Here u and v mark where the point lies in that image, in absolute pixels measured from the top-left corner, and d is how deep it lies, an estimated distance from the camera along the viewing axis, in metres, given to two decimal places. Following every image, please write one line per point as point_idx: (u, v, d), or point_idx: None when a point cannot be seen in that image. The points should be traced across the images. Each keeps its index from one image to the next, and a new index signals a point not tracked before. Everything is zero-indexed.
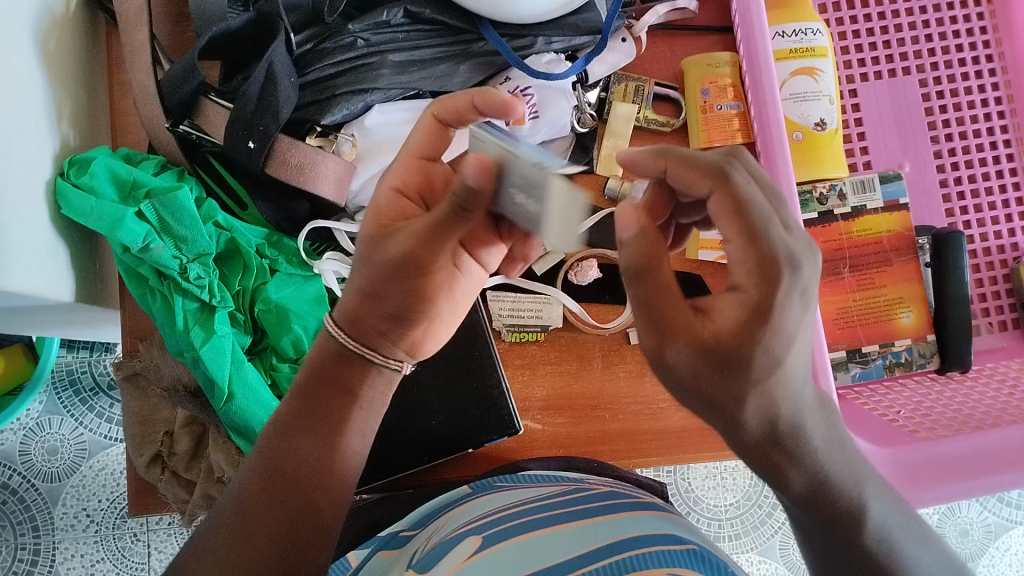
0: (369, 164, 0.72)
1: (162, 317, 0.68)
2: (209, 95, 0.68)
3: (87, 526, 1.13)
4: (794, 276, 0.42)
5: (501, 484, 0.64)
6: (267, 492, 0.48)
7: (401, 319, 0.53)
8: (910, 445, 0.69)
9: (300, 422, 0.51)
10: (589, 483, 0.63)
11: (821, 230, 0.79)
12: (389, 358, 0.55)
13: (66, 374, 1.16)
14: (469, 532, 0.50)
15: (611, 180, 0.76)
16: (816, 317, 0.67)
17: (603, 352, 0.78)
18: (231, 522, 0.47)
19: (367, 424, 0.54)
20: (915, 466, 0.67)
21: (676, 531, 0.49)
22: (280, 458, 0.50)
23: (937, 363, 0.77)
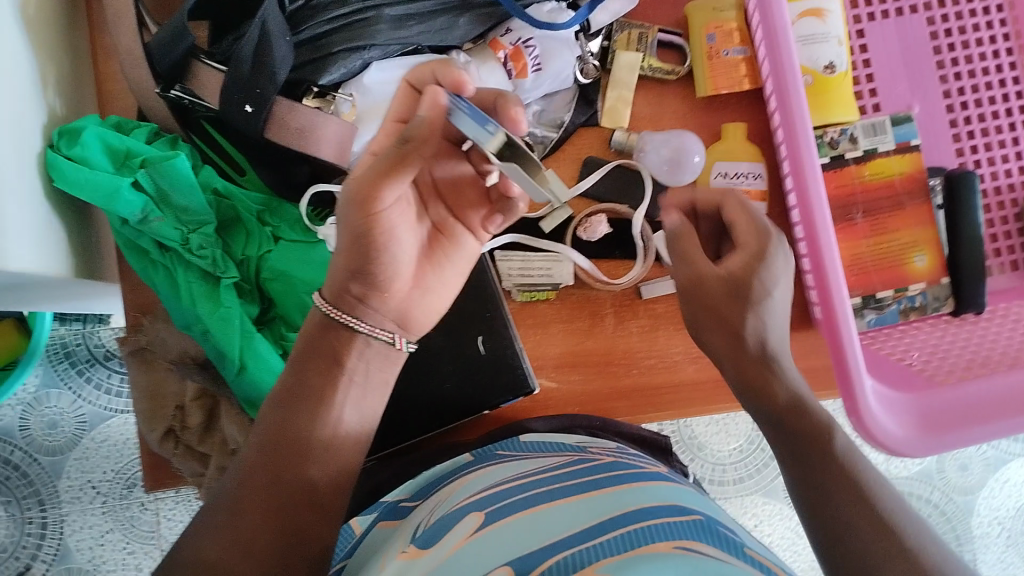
0: (369, 125, 0.69)
1: (167, 290, 0.68)
2: (201, 58, 0.65)
3: (93, 498, 1.12)
4: (779, 237, 0.55)
5: (502, 454, 0.63)
6: (269, 463, 0.53)
7: (375, 283, 0.56)
8: (932, 391, 0.71)
9: (291, 397, 0.55)
10: (594, 453, 0.61)
11: (834, 175, 0.77)
12: (378, 329, 0.59)
13: (60, 347, 1.14)
14: (476, 505, 0.49)
15: (617, 132, 0.77)
16: (830, 268, 0.66)
17: (615, 309, 0.77)
18: (234, 491, 0.51)
19: (355, 395, 0.58)
20: (936, 411, 0.70)
21: (684, 502, 0.47)
22: (273, 431, 0.54)
23: (951, 306, 0.76)
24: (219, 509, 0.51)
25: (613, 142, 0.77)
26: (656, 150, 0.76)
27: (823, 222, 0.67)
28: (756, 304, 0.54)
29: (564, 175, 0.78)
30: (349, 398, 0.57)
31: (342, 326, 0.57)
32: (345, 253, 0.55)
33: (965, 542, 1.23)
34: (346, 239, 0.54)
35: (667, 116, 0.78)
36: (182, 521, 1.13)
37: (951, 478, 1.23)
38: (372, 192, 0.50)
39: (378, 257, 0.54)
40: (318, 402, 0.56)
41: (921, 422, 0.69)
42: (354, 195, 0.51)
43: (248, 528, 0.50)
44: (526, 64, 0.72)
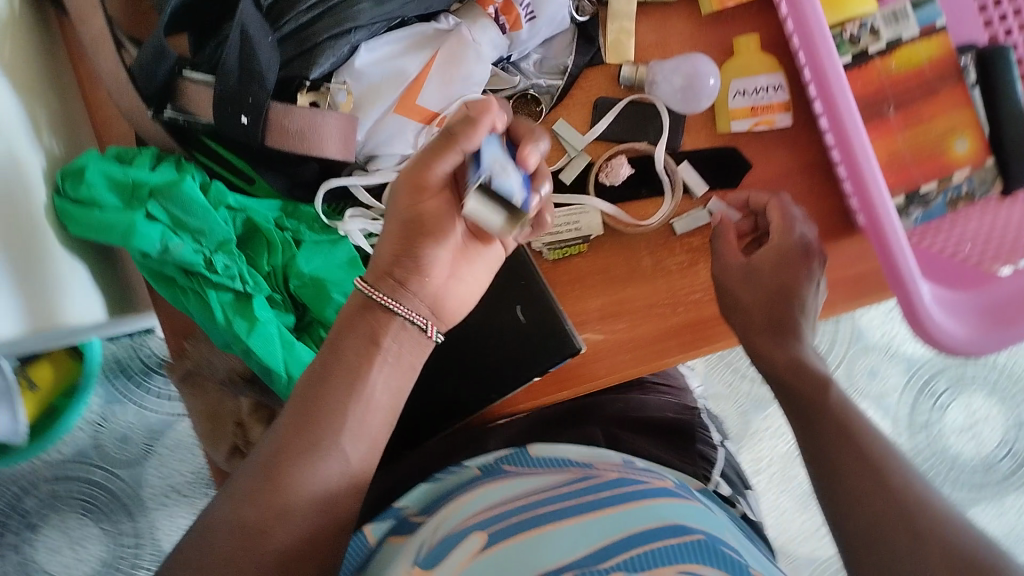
0: (371, 108, 0.67)
1: (200, 313, 0.66)
2: (187, 74, 0.63)
3: (178, 499, 1.17)
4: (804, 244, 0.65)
5: (509, 469, 0.59)
6: (301, 438, 0.53)
7: (415, 269, 0.58)
8: (994, 282, 0.71)
9: (291, 443, 0.53)
10: (599, 469, 0.57)
11: (859, 74, 0.71)
12: (415, 315, 0.58)
13: (115, 363, 1.17)
14: (477, 526, 0.50)
15: (625, 67, 0.73)
16: (872, 176, 0.62)
17: (650, 250, 0.74)
18: (269, 462, 0.53)
19: (358, 440, 0.55)
20: (1005, 294, 0.69)
21: (689, 517, 0.47)
22: (306, 406, 0.54)
23: (1000, 186, 0.73)
24: (251, 479, 0.52)
25: (621, 78, 0.74)
26: (668, 79, 0.73)
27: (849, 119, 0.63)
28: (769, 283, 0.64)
29: (575, 122, 0.75)
30: (383, 376, 0.57)
31: (383, 309, 0.57)
32: (394, 223, 0.57)
33: None
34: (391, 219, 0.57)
35: (674, 39, 0.74)
36: None
37: None
38: (424, 172, 0.54)
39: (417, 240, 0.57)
40: (353, 379, 0.55)
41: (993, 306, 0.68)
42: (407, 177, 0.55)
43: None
44: (519, 16, 0.69)
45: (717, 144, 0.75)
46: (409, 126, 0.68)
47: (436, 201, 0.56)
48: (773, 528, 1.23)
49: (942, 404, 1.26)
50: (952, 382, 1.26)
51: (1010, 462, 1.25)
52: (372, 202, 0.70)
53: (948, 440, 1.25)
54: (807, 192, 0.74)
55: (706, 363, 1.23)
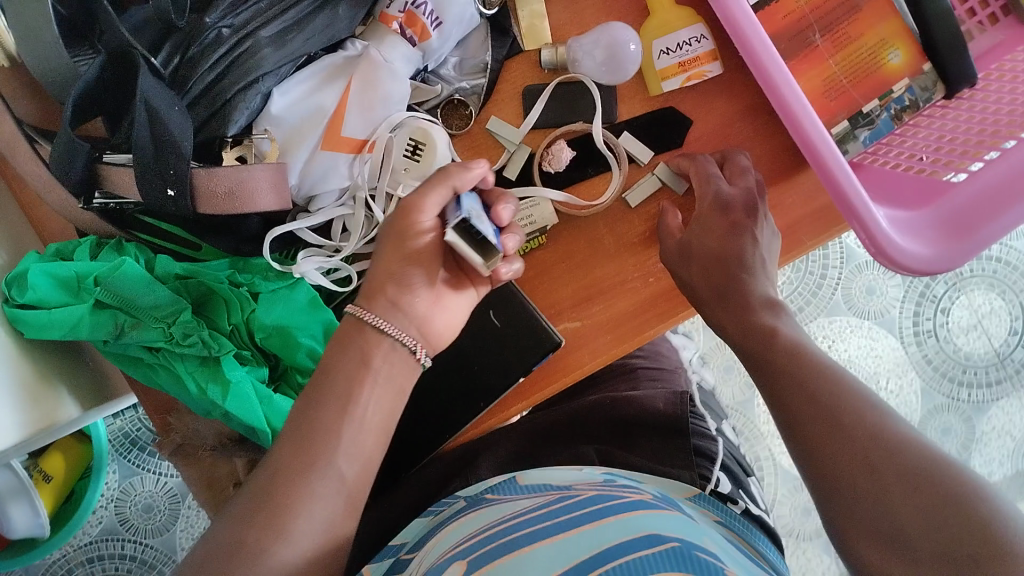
0: (297, 151, 0.66)
1: (174, 387, 0.67)
2: (104, 158, 0.62)
3: None
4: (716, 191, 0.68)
5: (491, 497, 0.58)
6: (296, 456, 0.53)
7: (409, 288, 0.59)
8: (945, 196, 0.67)
9: (274, 480, 0.53)
10: (579, 489, 0.54)
11: (778, 6, 0.70)
12: (406, 338, 0.59)
13: (124, 437, 1.17)
14: (454, 556, 0.47)
15: (545, 52, 0.72)
16: (806, 120, 0.63)
17: (609, 227, 0.73)
18: (264, 482, 0.53)
19: (332, 485, 0.54)
20: (954, 213, 0.66)
21: (669, 526, 0.44)
22: (299, 428, 0.55)
23: (943, 91, 0.73)
24: (249, 502, 0.53)
25: (544, 62, 0.72)
26: (589, 53, 0.71)
27: (770, 56, 0.63)
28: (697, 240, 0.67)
29: (508, 114, 0.73)
30: (375, 395, 0.57)
31: (374, 328, 0.58)
32: (388, 252, 0.58)
33: None
34: (385, 246, 0.58)
35: (587, 11, 0.73)
36: None
37: None
38: (416, 199, 0.56)
39: (411, 265, 0.58)
40: (345, 400, 0.56)
41: (945, 232, 0.66)
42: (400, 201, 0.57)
43: None
44: (424, 25, 0.67)
45: (652, 109, 0.73)
46: (340, 159, 0.67)
47: (425, 231, 0.57)
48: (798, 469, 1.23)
49: (945, 308, 1.25)
50: (951, 284, 1.25)
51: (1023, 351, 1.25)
52: (320, 241, 0.69)
53: (957, 343, 1.25)
54: (751, 139, 0.73)
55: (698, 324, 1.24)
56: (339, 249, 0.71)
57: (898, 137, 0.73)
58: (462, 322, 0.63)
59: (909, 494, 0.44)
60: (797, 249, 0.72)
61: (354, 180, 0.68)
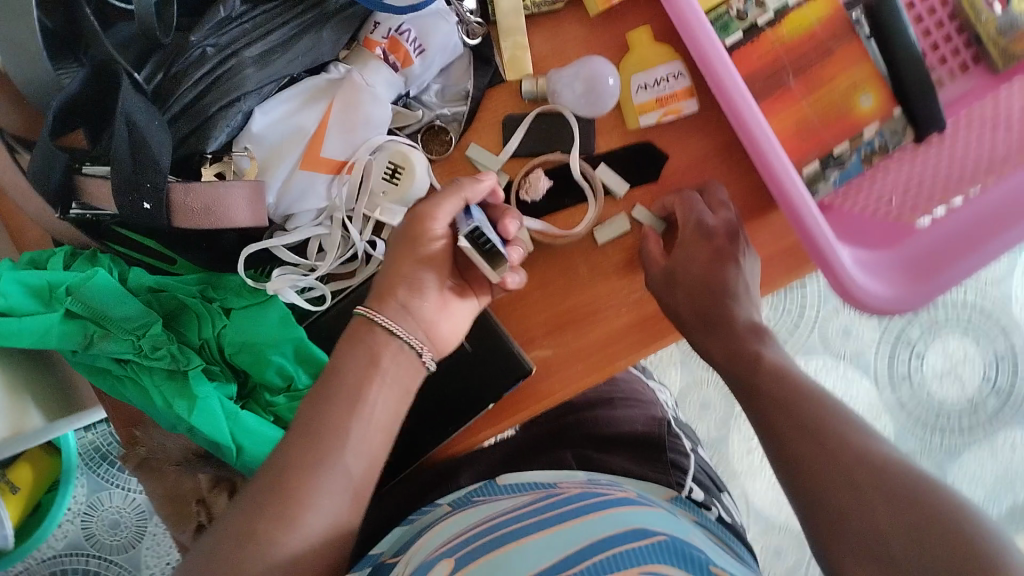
0: (276, 170, 0.67)
1: (141, 400, 0.67)
2: (83, 169, 0.62)
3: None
4: (700, 222, 0.69)
5: (476, 499, 0.63)
6: (308, 449, 0.57)
7: (418, 292, 0.64)
8: (908, 242, 0.73)
9: (290, 466, 0.56)
10: (562, 488, 0.60)
11: (754, 47, 0.72)
12: (414, 339, 0.63)
13: (94, 451, 1.16)
14: (443, 553, 0.51)
15: (527, 83, 0.73)
16: (778, 160, 0.64)
17: (584, 257, 0.74)
18: (275, 472, 0.56)
19: (346, 475, 0.58)
20: (917, 259, 0.71)
21: (655, 522, 0.49)
22: (310, 426, 0.58)
23: (911, 134, 0.74)
24: (262, 489, 0.56)
25: (525, 94, 0.73)
26: (570, 85, 0.72)
27: (743, 98, 0.64)
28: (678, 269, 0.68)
29: (488, 144, 0.74)
30: (382, 397, 0.61)
31: (383, 328, 0.62)
32: (397, 255, 0.63)
33: (1013, 330, 1.26)
34: (399, 253, 0.63)
35: (567, 44, 0.74)
36: None
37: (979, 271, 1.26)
38: (429, 207, 0.62)
39: (422, 271, 0.64)
40: (354, 400, 0.59)
41: (909, 273, 0.70)
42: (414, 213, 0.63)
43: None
44: (407, 51, 0.69)
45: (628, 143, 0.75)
46: (318, 180, 0.68)
47: (438, 237, 0.63)
48: (773, 508, 1.23)
49: (919, 352, 1.26)
50: (925, 327, 1.26)
51: (996, 399, 1.26)
52: (296, 259, 0.69)
53: (931, 388, 1.26)
54: (726, 175, 0.74)
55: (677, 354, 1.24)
56: (313, 268, 0.71)
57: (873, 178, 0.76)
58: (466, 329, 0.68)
59: (883, 502, 0.47)
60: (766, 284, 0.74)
61: (332, 201, 0.69)
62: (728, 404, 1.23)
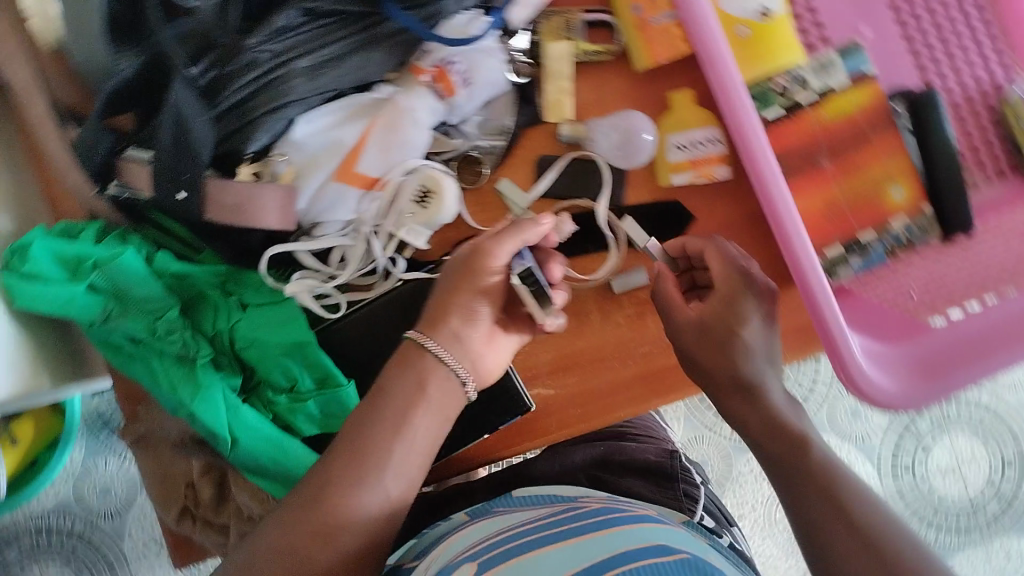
0: (310, 179, 0.69)
1: (148, 380, 0.69)
2: (127, 152, 0.65)
3: (159, 551, 1.18)
4: (747, 283, 0.65)
5: (498, 509, 0.64)
6: (361, 439, 0.60)
7: (473, 321, 0.65)
8: (919, 338, 0.73)
9: (348, 450, 0.60)
10: (583, 502, 0.62)
11: (794, 125, 0.73)
12: (462, 369, 0.64)
13: (96, 416, 1.18)
14: (466, 558, 0.52)
15: (565, 127, 0.74)
16: (806, 248, 0.67)
17: (598, 303, 0.75)
18: (319, 491, 0.58)
19: (399, 471, 0.61)
20: (929, 357, 0.72)
21: (673, 540, 0.50)
22: (356, 445, 0.60)
23: (938, 233, 0.75)
24: (320, 470, 0.60)
25: (562, 137, 0.75)
26: (606, 135, 0.75)
27: (774, 180, 0.68)
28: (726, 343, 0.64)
29: (519, 181, 0.75)
30: (424, 422, 0.62)
31: (435, 357, 0.63)
32: (455, 286, 0.64)
33: (1023, 437, 1.26)
34: (462, 290, 0.64)
35: (611, 95, 0.76)
36: None
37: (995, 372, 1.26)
38: (491, 243, 0.63)
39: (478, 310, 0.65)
40: (400, 424, 0.61)
41: (920, 372, 0.71)
42: (471, 254, 0.64)
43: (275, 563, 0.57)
44: (454, 81, 0.70)
45: (658, 198, 0.76)
46: (349, 193, 0.70)
47: (497, 272, 0.64)
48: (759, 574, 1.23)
49: (926, 445, 1.25)
50: (935, 422, 1.25)
51: (996, 503, 1.25)
52: (319, 267, 0.71)
53: (933, 483, 1.25)
54: (748, 245, 0.75)
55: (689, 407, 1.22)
56: (332, 277, 0.72)
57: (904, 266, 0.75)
58: (508, 362, 0.68)
59: None
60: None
61: (361, 215, 0.71)
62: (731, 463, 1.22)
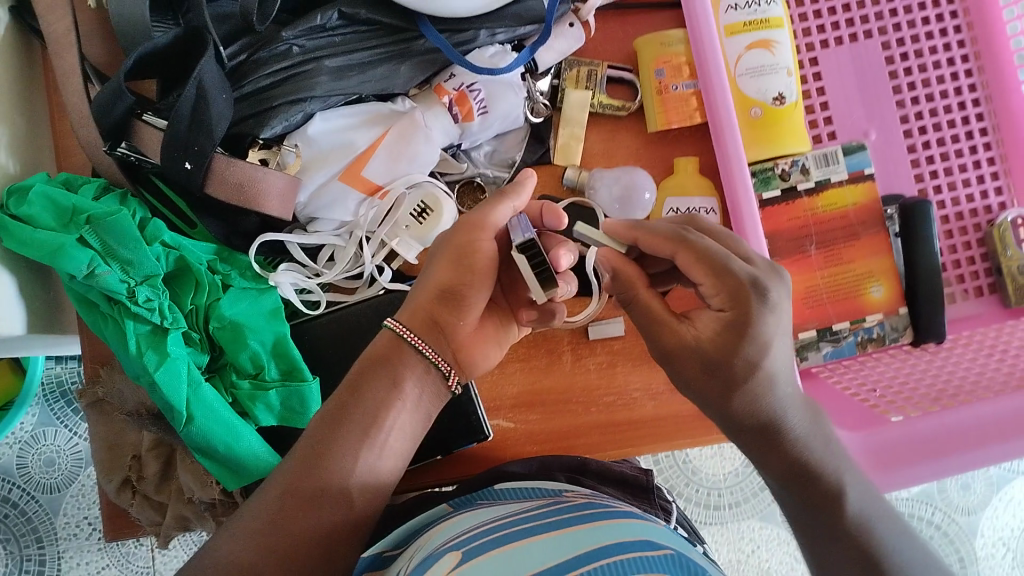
0: (315, 174, 0.70)
1: (115, 340, 0.68)
2: (143, 116, 0.66)
3: (90, 534, 1.16)
4: (763, 299, 0.50)
5: (481, 502, 0.61)
6: (345, 413, 0.57)
7: (457, 311, 0.59)
8: (907, 422, 0.68)
9: (335, 424, 0.56)
10: (568, 495, 0.59)
11: (784, 208, 0.77)
12: (442, 360, 0.60)
13: (56, 385, 1.17)
14: (448, 548, 0.48)
15: (569, 170, 0.75)
16: None
17: (573, 346, 0.76)
18: (299, 478, 0.54)
19: (385, 450, 0.57)
20: (921, 440, 0.66)
21: (656, 535, 0.46)
22: (321, 447, 0.55)
23: (910, 336, 0.76)
24: (306, 444, 0.56)
25: (566, 180, 0.76)
26: (608, 186, 0.75)
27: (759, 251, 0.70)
28: (747, 383, 0.51)
29: None
30: (397, 424, 0.58)
31: (412, 348, 0.59)
32: (441, 269, 0.58)
33: (970, 564, 1.23)
34: (445, 270, 0.58)
35: (619, 150, 0.78)
36: (180, 557, 1.16)
37: (951, 496, 1.24)
38: (484, 216, 0.57)
39: (455, 305, 0.59)
40: (370, 425, 0.57)
41: (900, 458, 0.66)
42: (455, 243, 0.57)
43: (260, 532, 0.52)
44: (471, 108, 0.73)
45: None
46: (351, 196, 0.71)
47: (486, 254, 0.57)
48: None
49: None
50: None
51: None
52: (307, 261, 0.73)
53: None
54: None
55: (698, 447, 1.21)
56: (319, 274, 0.74)
57: (861, 362, 0.77)
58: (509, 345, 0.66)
59: None
60: (708, 434, 0.76)
61: (357, 218, 0.72)
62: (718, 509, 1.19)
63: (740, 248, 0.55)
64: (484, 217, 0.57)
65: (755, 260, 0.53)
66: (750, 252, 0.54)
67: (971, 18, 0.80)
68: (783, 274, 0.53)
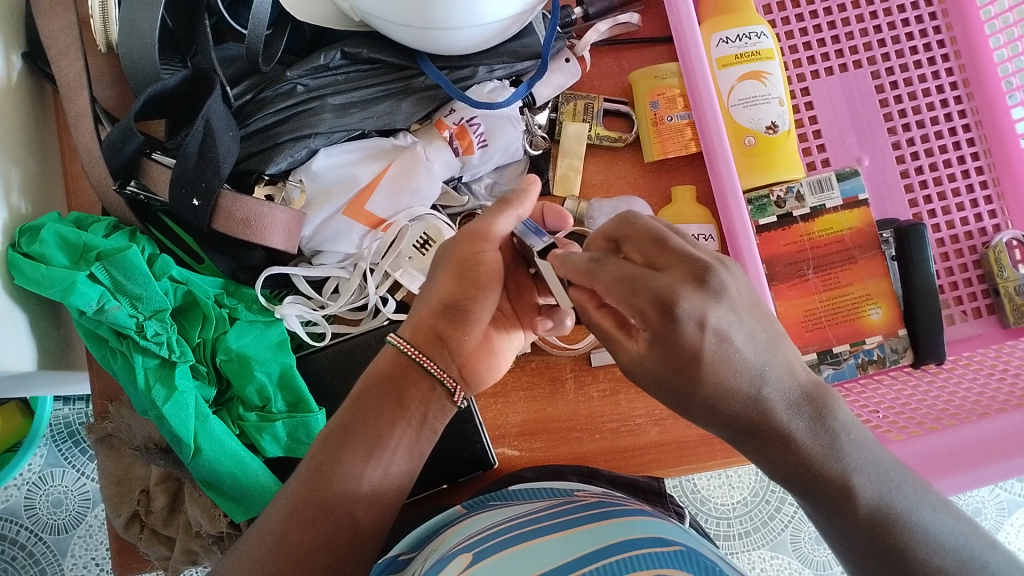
0: (319, 209, 0.72)
1: (124, 376, 0.69)
2: (153, 154, 0.67)
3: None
4: (670, 315, 0.42)
5: (492, 504, 0.62)
6: (348, 432, 0.57)
7: (460, 325, 0.60)
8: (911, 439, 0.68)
9: (340, 443, 0.57)
10: (578, 494, 0.60)
11: (784, 233, 0.78)
12: (447, 376, 0.61)
13: (64, 426, 1.18)
14: (462, 549, 0.50)
15: (567, 202, 0.77)
16: None
17: (575, 373, 0.77)
18: (305, 499, 0.55)
19: (389, 466, 0.58)
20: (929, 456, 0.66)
21: (667, 533, 0.47)
22: (324, 466, 0.56)
23: (910, 357, 0.77)
24: (307, 465, 0.56)
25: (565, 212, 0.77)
26: (607, 217, 0.76)
27: (754, 269, 0.70)
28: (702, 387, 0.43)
29: None
30: (402, 444, 0.59)
31: (414, 362, 0.60)
32: (445, 282, 0.59)
33: None
34: (448, 283, 0.59)
35: (617, 179, 0.79)
36: None
37: None
38: (487, 227, 0.58)
39: (458, 318, 0.59)
40: (373, 445, 0.57)
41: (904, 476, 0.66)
42: (460, 255, 0.58)
43: (261, 556, 0.53)
44: (472, 141, 0.75)
45: None
46: (354, 229, 0.73)
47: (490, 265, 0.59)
48: None
49: None
50: None
51: None
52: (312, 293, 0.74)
53: None
54: None
55: (706, 476, 1.21)
56: (323, 306, 0.75)
57: (861, 384, 0.78)
58: (514, 356, 0.67)
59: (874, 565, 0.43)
60: (712, 459, 0.76)
61: (361, 250, 0.74)
62: (729, 537, 1.19)
63: (671, 251, 0.44)
64: (493, 223, 0.58)
65: (680, 266, 0.43)
66: (681, 254, 0.43)
67: (958, 47, 0.83)
68: (714, 278, 0.43)
